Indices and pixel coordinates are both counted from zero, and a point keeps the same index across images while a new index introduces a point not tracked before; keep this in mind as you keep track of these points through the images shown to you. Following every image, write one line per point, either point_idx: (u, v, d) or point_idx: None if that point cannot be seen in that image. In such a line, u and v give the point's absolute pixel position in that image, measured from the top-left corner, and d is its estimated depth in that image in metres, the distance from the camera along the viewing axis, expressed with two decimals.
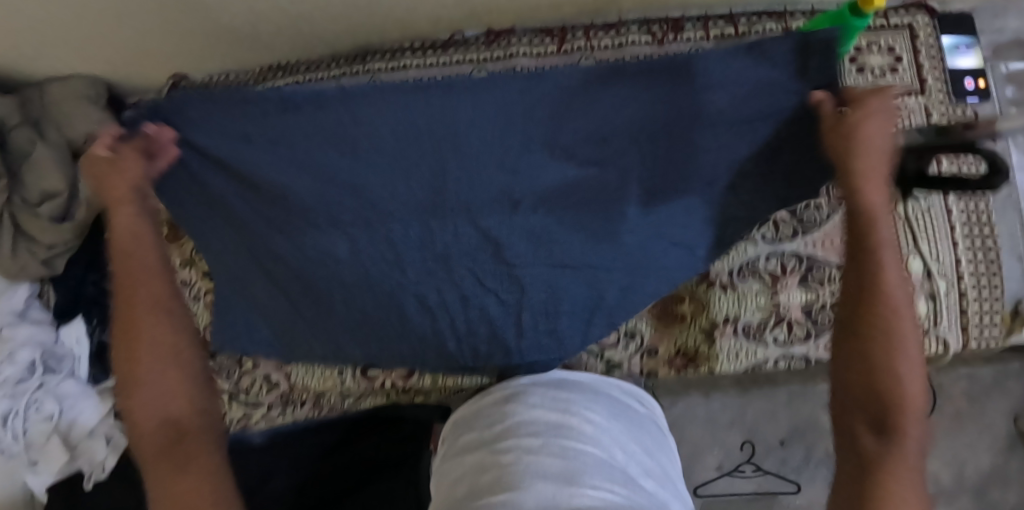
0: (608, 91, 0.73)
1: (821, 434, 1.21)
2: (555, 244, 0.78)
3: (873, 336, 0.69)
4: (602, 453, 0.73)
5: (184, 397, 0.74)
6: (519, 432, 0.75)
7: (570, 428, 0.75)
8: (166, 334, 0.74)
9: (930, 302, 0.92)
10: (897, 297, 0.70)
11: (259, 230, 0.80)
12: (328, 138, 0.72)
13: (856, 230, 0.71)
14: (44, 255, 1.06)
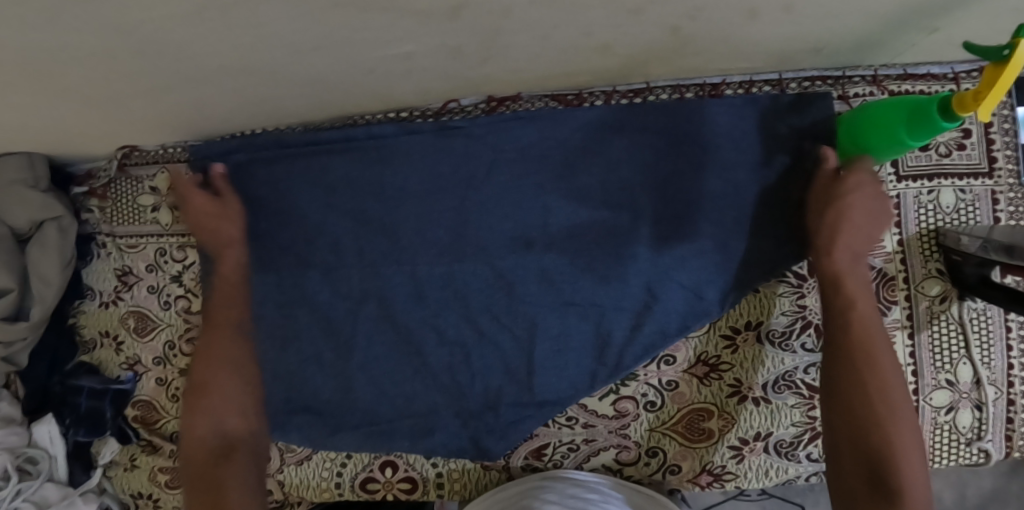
0: (584, 180, 0.84)
1: None
2: (544, 293, 0.84)
3: (850, 391, 0.74)
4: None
5: (236, 414, 0.82)
6: None
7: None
8: (231, 362, 0.83)
9: (975, 423, 0.85)
10: (891, 386, 0.74)
11: (274, 306, 0.89)
12: (334, 235, 0.87)
13: (833, 298, 0.76)
14: (3, 354, 0.94)
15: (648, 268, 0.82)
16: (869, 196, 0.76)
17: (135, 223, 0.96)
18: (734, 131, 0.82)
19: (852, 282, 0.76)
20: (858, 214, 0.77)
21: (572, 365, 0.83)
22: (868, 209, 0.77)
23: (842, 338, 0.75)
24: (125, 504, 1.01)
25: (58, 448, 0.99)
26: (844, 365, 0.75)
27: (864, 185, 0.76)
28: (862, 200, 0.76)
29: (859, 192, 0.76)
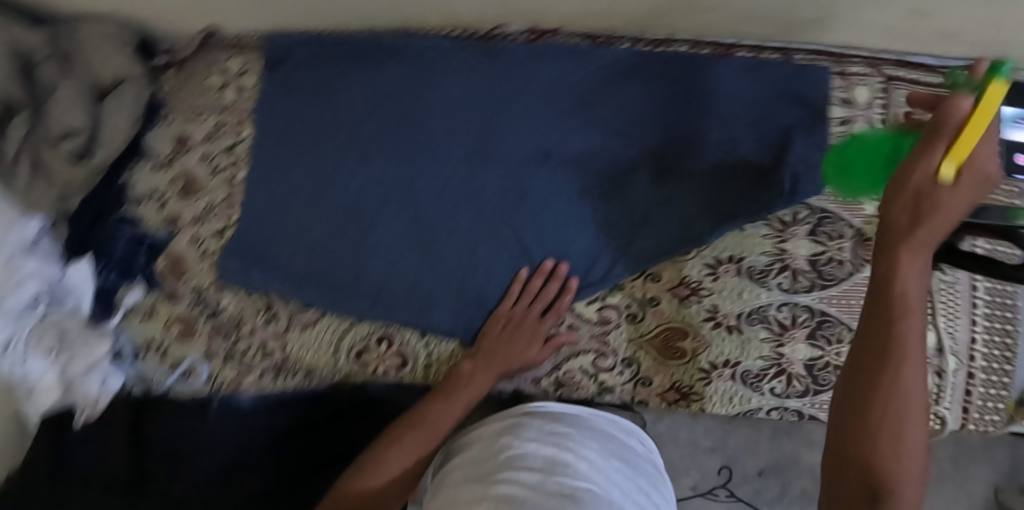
0: (598, 109, 0.92)
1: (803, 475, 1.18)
2: (540, 204, 0.92)
3: (893, 391, 0.60)
4: (600, 484, 0.72)
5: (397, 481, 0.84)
6: (514, 465, 0.74)
7: (566, 463, 0.74)
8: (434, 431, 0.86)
9: (936, 387, 0.91)
10: (909, 434, 0.61)
11: (312, 180, 1.00)
12: (375, 122, 0.98)
13: (880, 316, 0.60)
14: (59, 191, 1.08)
15: (648, 189, 0.90)
16: (992, 157, 0.53)
17: (201, 98, 1.07)
18: (741, 82, 0.91)
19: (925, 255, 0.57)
20: (961, 202, 0.53)
21: (569, 269, 0.91)
22: (980, 193, 0.53)
23: (876, 374, 0.61)
24: (135, 351, 1.09)
25: (86, 288, 1.08)
26: (864, 415, 0.62)
27: (984, 153, 0.53)
28: (976, 187, 0.53)
29: (962, 185, 0.52)
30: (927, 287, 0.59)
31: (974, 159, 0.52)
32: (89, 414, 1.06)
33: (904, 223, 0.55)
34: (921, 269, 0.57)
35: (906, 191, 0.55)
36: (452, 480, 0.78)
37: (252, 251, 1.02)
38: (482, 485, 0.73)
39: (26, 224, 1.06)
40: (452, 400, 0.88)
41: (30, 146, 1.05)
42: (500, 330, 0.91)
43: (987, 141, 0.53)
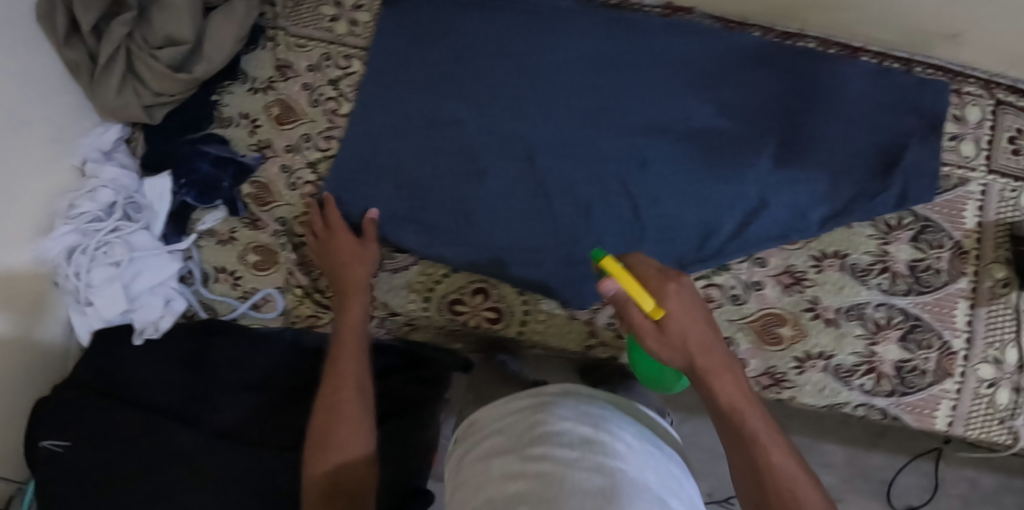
0: (723, 89, 0.93)
1: None
2: (657, 174, 0.92)
3: (750, 440, 0.63)
4: (645, 477, 0.61)
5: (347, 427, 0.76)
6: (546, 438, 0.64)
7: (604, 449, 0.63)
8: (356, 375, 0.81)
9: (1011, 404, 0.90)
10: (778, 462, 0.62)
11: (422, 121, 0.98)
12: (496, 72, 0.97)
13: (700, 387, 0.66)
14: (148, 101, 1.04)
15: (764, 173, 0.91)
16: (686, 299, 0.65)
17: (310, 27, 1.05)
18: (862, 85, 0.93)
19: (728, 370, 0.65)
20: (693, 329, 0.64)
21: (679, 241, 0.91)
22: (702, 323, 0.64)
23: (739, 425, 0.63)
24: (204, 276, 1.07)
25: (162, 204, 1.06)
26: (739, 451, 0.63)
27: (674, 286, 0.65)
28: (689, 313, 0.64)
29: (673, 335, 0.64)
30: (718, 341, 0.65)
31: (672, 317, 0.63)
32: (147, 334, 1.02)
33: (700, 370, 0.64)
34: (726, 376, 0.64)
35: (657, 353, 0.65)
36: (472, 471, 0.66)
37: (351, 186, 0.99)
38: (507, 484, 0.61)
39: (107, 130, 1.09)
40: (345, 358, 0.82)
41: (127, 50, 1.03)
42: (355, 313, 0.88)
43: (660, 283, 0.65)
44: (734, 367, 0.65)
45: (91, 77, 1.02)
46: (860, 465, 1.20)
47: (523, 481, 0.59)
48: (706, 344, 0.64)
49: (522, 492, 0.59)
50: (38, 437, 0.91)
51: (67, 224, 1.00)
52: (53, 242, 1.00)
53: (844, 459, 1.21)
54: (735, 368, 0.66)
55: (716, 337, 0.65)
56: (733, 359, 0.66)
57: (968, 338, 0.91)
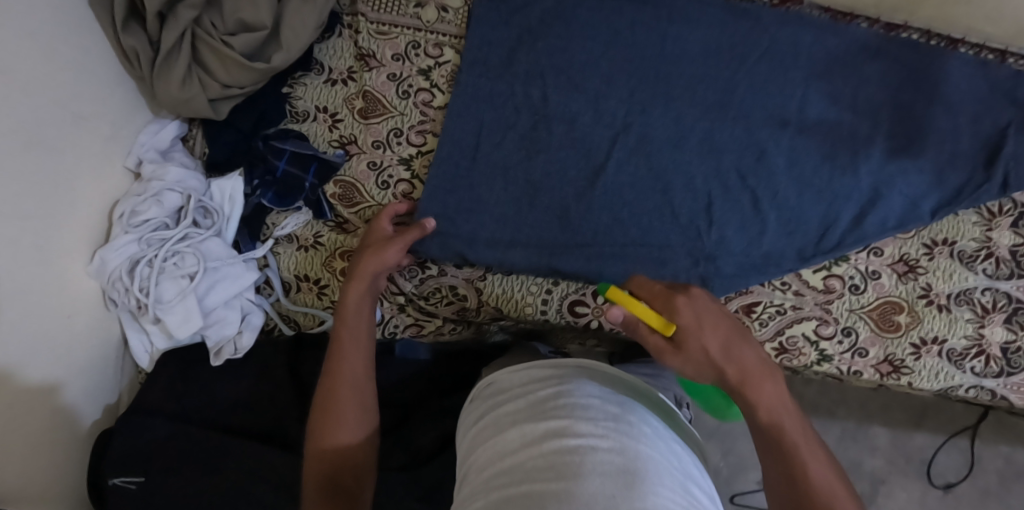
0: (834, 81, 0.95)
1: (860, 476, 1.29)
2: (773, 166, 0.92)
3: (781, 428, 0.60)
4: (671, 460, 0.66)
5: (346, 415, 0.71)
6: (574, 410, 0.69)
7: (629, 427, 0.68)
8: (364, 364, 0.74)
9: None
10: (816, 475, 0.58)
11: (531, 114, 0.94)
12: (608, 63, 0.95)
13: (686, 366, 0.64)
14: (215, 94, 0.94)
15: (876, 163, 0.93)
16: (702, 308, 0.66)
17: (393, 13, 0.98)
18: (963, 77, 0.95)
19: (765, 377, 0.62)
20: (733, 336, 0.64)
21: (799, 233, 0.92)
22: (723, 328, 0.64)
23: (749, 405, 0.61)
24: (285, 285, 0.98)
25: (234, 208, 0.96)
26: (769, 443, 0.60)
27: (684, 300, 0.66)
28: (702, 321, 0.64)
29: (692, 348, 0.63)
30: (693, 322, 0.64)
31: (687, 329, 0.64)
32: (226, 353, 0.93)
33: (733, 380, 0.62)
34: (763, 384, 0.61)
35: (680, 370, 0.65)
36: (488, 446, 0.70)
37: (455, 184, 0.94)
38: (530, 452, 0.65)
39: (165, 126, 0.98)
40: (346, 345, 0.75)
41: (192, 35, 0.92)
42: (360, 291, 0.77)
43: (668, 299, 0.66)
44: (775, 375, 0.62)
45: (151, 67, 0.92)
46: (903, 448, 1.29)
47: (551, 451, 0.63)
48: (727, 349, 0.63)
49: (525, 470, 0.63)
50: (113, 464, 0.85)
51: (129, 233, 0.90)
52: (115, 253, 0.89)
53: (887, 441, 1.30)
54: (777, 376, 0.63)
55: (749, 344, 0.64)
56: (771, 367, 0.63)
57: None
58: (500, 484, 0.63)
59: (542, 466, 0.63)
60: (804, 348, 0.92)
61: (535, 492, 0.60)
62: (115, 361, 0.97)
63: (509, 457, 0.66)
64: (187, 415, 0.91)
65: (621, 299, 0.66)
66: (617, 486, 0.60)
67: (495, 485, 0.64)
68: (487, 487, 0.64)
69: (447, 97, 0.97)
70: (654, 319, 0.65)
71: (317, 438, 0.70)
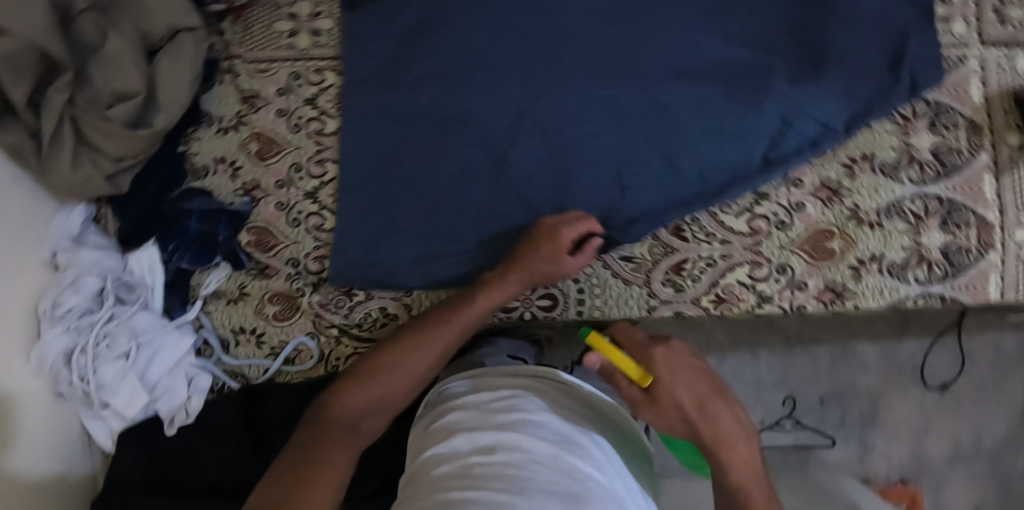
0: (722, 19, 0.92)
1: (859, 397, 1.38)
2: (677, 118, 0.90)
3: (738, 476, 0.69)
4: (612, 485, 0.73)
5: (363, 392, 0.74)
6: (527, 429, 0.75)
7: (578, 448, 0.75)
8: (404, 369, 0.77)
9: None
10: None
11: (428, 120, 0.93)
12: (494, 52, 0.93)
13: (657, 411, 0.70)
14: (110, 170, 0.94)
15: (781, 93, 0.90)
16: (677, 364, 0.71)
17: (269, 49, 0.97)
18: None
19: (738, 441, 0.70)
20: (707, 396, 0.71)
21: (716, 180, 0.90)
22: (696, 388, 0.71)
23: (718, 453, 0.69)
24: (223, 342, 0.97)
25: (155, 276, 0.95)
26: (728, 485, 0.69)
27: (663, 353, 0.71)
28: (678, 377, 0.70)
29: (667, 403, 0.70)
30: (673, 377, 0.70)
31: (665, 384, 0.70)
32: (178, 421, 0.94)
33: (706, 439, 0.69)
34: (736, 449, 0.69)
35: (653, 418, 0.71)
36: (439, 452, 0.75)
37: (367, 206, 0.93)
38: (481, 460, 0.71)
39: (72, 212, 0.97)
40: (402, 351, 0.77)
41: (71, 117, 0.91)
42: (496, 293, 0.82)
43: (648, 350, 0.71)
44: (749, 441, 0.70)
45: (39, 159, 0.90)
46: (894, 359, 1.37)
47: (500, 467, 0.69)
48: (700, 410, 0.70)
49: (473, 478, 0.69)
50: None
51: (57, 326, 0.90)
52: (48, 349, 0.89)
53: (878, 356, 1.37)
54: (746, 441, 0.70)
55: (721, 403, 0.71)
56: (743, 430, 0.71)
57: (1000, 211, 0.92)
58: (445, 489, 0.69)
59: (490, 474, 0.68)
60: (739, 295, 0.90)
61: (479, 497, 0.65)
62: (79, 450, 0.97)
63: (458, 466, 0.71)
64: (156, 488, 0.91)
65: (602, 346, 0.71)
66: (561, 502, 0.66)
67: (441, 488, 0.69)
68: (432, 488, 0.70)
69: (337, 122, 0.95)
70: (634, 371, 0.70)
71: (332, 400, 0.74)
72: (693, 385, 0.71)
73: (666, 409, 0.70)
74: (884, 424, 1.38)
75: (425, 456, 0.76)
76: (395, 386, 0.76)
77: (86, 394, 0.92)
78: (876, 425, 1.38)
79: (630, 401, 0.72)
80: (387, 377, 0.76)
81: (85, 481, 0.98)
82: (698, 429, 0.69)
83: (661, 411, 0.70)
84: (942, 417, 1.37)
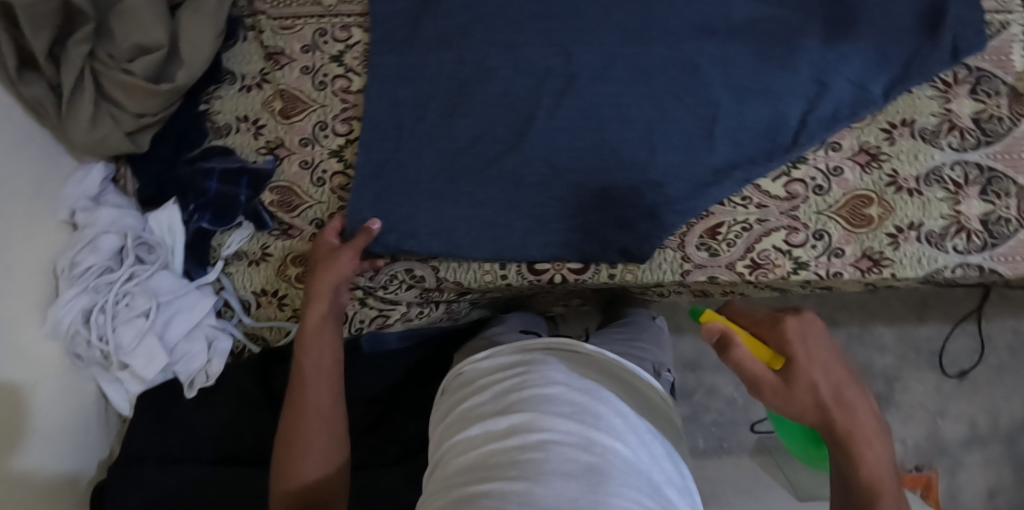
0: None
1: (874, 378, 1.39)
2: (707, 77, 0.87)
3: (869, 471, 0.61)
4: (637, 454, 0.68)
5: (303, 447, 0.72)
6: (541, 406, 0.71)
7: (597, 418, 0.70)
8: (325, 407, 0.74)
9: None
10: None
11: (450, 78, 0.89)
12: (520, 8, 0.89)
13: (785, 392, 0.63)
14: (130, 127, 0.92)
15: (814, 57, 0.88)
16: (818, 346, 0.65)
17: (294, 5, 0.95)
18: None
19: (873, 438, 0.62)
20: (847, 386, 0.64)
21: (750, 143, 0.87)
22: (834, 375, 0.64)
23: (848, 443, 0.62)
24: (245, 304, 0.95)
25: (176, 237, 0.94)
26: (856, 480, 0.62)
27: (798, 332, 0.65)
28: (816, 359, 0.64)
29: (801, 390, 0.63)
30: (811, 353, 0.64)
31: (801, 367, 0.64)
32: (199, 384, 0.92)
33: (838, 432, 0.62)
34: (871, 445, 0.62)
35: (777, 406, 0.64)
36: (457, 444, 0.73)
37: (384, 166, 0.88)
38: (500, 447, 0.68)
39: (91, 171, 0.97)
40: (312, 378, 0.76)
41: (92, 70, 0.90)
42: (326, 282, 0.81)
43: (781, 328, 0.65)
44: (882, 438, 0.63)
45: (59, 114, 0.90)
46: (911, 339, 1.38)
47: (518, 460, 0.65)
48: (839, 400, 0.63)
49: (490, 469, 0.66)
50: None
51: (74, 286, 0.88)
52: (65, 310, 0.87)
53: (894, 339, 1.39)
54: (882, 437, 0.63)
55: (862, 395, 0.64)
56: (878, 426, 0.63)
57: None
58: (463, 481, 0.67)
59: (506, 463, 0.66)
60: (777, 261, 0.88)
61: (497, 490, 0.63)
62: (94, 413, 0.96)
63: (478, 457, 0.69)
64: (172, 455, 0.89)
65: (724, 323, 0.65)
66: (580, 484, 0.62)
67: (459, 480, 0.67)
68: (452, 482, 0.68)
69: (364, 79, 0.92)
70: (768, 354, 0.66)
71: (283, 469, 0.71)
72: (834, 363, 0.64)
73: (795, 393, 0.63)
74: (899, 406, 1.38)
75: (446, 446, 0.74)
76: (330, 427, 0.74)
77: (104, 355, 0.90)
78: (893, 407, 1.38)
79: (754, 383, 0.65)
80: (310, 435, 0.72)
81: (97, 445, 0.96)
82: (827, 414, 0.63)
83: (790, 394, 0.64)
84: (957, 401, 1.36)
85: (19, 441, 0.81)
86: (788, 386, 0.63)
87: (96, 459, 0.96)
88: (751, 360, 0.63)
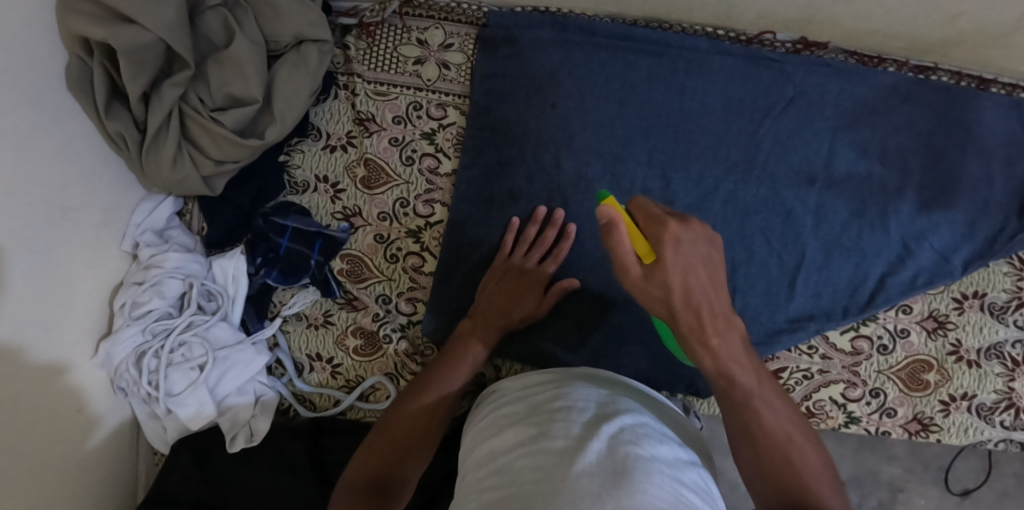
0: (858, 135, 0.90)
1: (879, 485, 1.04)
2: (801, 226, 0.89)
3: (721, 370, 0.64)
4: (664, 459, 0.66)
5: (405, 416, 0.75)
6: (563, 413, 0.69)
7: (625, 425, 0.68)
8: (438, 400, 0.77)
9: None
10: (771, 420, 0.63)
11: (546, 181, 0.90)
12: (628, 127, 0.90)
13: (644, 283, 0.63)
14: (209, 172, 0.90)
15: (905, 221, 0.89)
16: (689, 252, 0.63)
17: (390, 72, 0.94)
18: (993, 125, 0.90)
19: (713, 334, 0.63)
20: (699, 289, 0.63)
21: (829, 296, 0.89)
22: (696, 280, 0.63)
23: (696, 348, 0.64)
24: (297, 366, 0.95)
25: (238, 288, 0.93)
26: (719, 391, 0.65)
27: (674, 234, 0.63)
28: (683, 265, 0.62)
29: (657, 284, 0.63)
30: (677, 255, 0.62)
31: (664, 267, 0.62)
32: (241, 441, 0.90)
33: (686, 330, 0.63)
34: (709, 344, 0.63)
35: (636, 292, 0.65)
36: (480, 448, 0.71)
37: (467, 255, 0.91)
38: (519, 450, 0.66)
39: (160, 204, 0.95)
40: (450, 374, 0.79)
41: (179, 112, 0.87)
42: (508, 301, 0.86)
43: (662, 226, 0.63)
44: (731, 329, 0.65)
45: (139, 149, 0.87)
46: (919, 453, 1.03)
47: (541, 456, 0.63)
48: (689, 301, 0.63)
49: (516, 473, 0.63)
50: None
51: (132, 325, 0.87)
52: (118, 348, 0.86)
53: (906, 450, 1.04)
54: (729, 331, 0.64)
55: (713, 298, 0.64)
56: (724, 324, 0.64)
57: None
58: (493, 485, 0.63)
59: (529, 465, 0.63)
60: (830, 409, 0.91)
61: (521, 491, 0.60)
62: (128, 446, 0.95)
63: (499, 456, 0.67)
64: (209, 503, 0.88)
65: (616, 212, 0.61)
66: (605, 482, 0.59)
67: (487, 485, 0.64)
68: (479, 489, 0.64)
69: (454, 162, 0.94)
70: (642, 246, 0.63)
71: (381, 434, 0.73)
72: (697, 269, 0.63)
73: (648, 287, 0.63)
74: None
75: (468, 457, 0.72)
76: (434, 412, 0.76)
77: (151, 397, 0.89)
78: None
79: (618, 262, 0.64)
80: (414, 415, 0.75)
81: (129, 480, 0.95)
82: (678, 314, 0.63)
83: (648, 290, 0.64)
84: None
85: (60, 472, 0.80)
86: (645, 275, 0.63)
87: (122, 502, 0.93)
88: (622, 245, 0.62)
